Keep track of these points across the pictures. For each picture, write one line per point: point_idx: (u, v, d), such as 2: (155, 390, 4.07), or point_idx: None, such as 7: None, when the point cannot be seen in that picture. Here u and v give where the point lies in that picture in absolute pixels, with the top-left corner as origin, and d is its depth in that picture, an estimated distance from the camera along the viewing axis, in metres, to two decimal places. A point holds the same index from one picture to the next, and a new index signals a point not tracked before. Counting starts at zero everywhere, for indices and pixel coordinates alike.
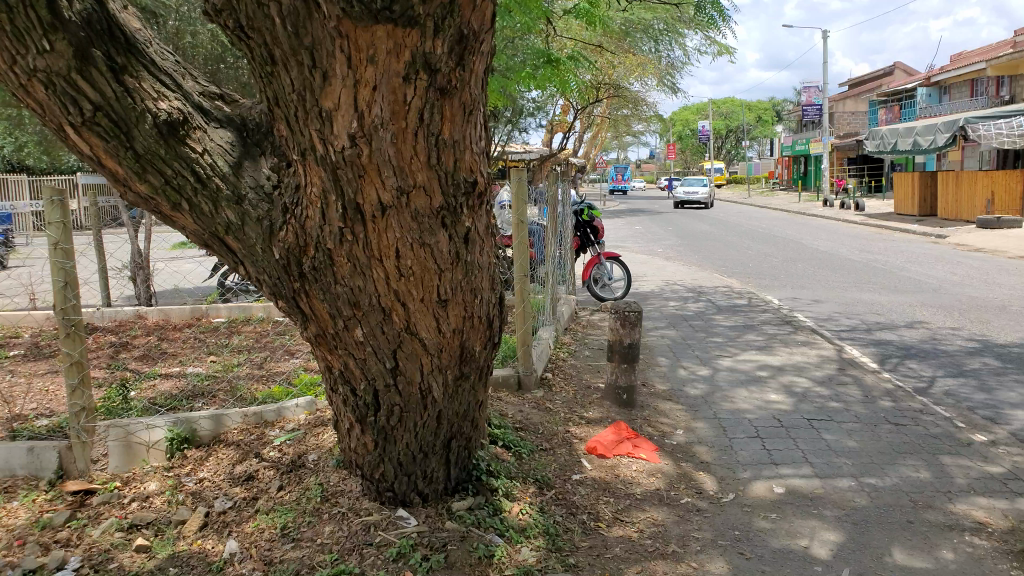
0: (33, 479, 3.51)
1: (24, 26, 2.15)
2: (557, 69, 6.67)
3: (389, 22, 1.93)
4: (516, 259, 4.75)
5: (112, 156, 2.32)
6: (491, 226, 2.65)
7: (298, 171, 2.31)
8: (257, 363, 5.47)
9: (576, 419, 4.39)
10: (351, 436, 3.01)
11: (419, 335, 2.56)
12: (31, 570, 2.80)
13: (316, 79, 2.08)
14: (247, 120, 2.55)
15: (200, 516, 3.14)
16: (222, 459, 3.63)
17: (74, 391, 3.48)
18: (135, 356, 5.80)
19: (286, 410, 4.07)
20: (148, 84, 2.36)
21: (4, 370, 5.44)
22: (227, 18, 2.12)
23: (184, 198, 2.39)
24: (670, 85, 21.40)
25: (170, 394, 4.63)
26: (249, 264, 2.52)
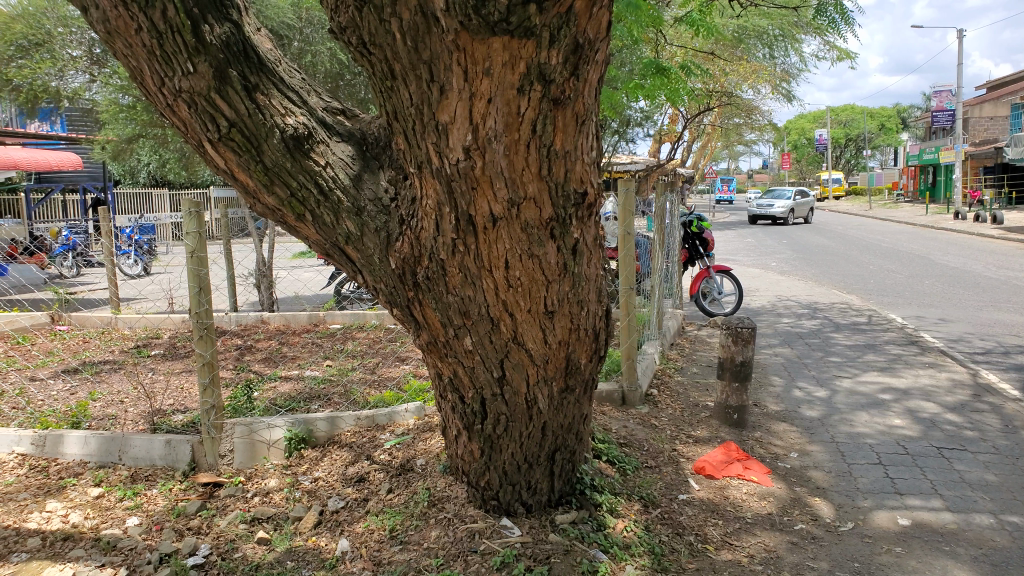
0: (169, 470, 3.79)
1: (173, 50, 2.34)
2: (667, 77, 6.57)
3: (506, 34, 1.93)
4: (622, 272, 4.71)
5: (245, 169, 2.48)
6: (600, 238, 2.63)
7: (415, 184, 2.38)
8: (370, 368, 5.67)
9: (683, 438, 4.30)
10: (458, 443, 3.06)
11: (525, 346, 2.58)
12: (168, 554, 3.01)
13: (433, 93, 2.14)
14: (367, 134, 2.64)
15: (315, 514, 3.26)
16: (336, 459, 3.77)
17: (206, 390, 3.70)
18: (258, 358, 6.13)
19: (396, 414, 4.17)
20: (277, 101, 2.49)
21: (146, 368, 5.88)
22: (352, 35, 2.21)
23: (308, 209, 2.51)
24: (785, 93, 20.75)
25: (290, 396, 4.86)
26: (367, 273, 2.62)
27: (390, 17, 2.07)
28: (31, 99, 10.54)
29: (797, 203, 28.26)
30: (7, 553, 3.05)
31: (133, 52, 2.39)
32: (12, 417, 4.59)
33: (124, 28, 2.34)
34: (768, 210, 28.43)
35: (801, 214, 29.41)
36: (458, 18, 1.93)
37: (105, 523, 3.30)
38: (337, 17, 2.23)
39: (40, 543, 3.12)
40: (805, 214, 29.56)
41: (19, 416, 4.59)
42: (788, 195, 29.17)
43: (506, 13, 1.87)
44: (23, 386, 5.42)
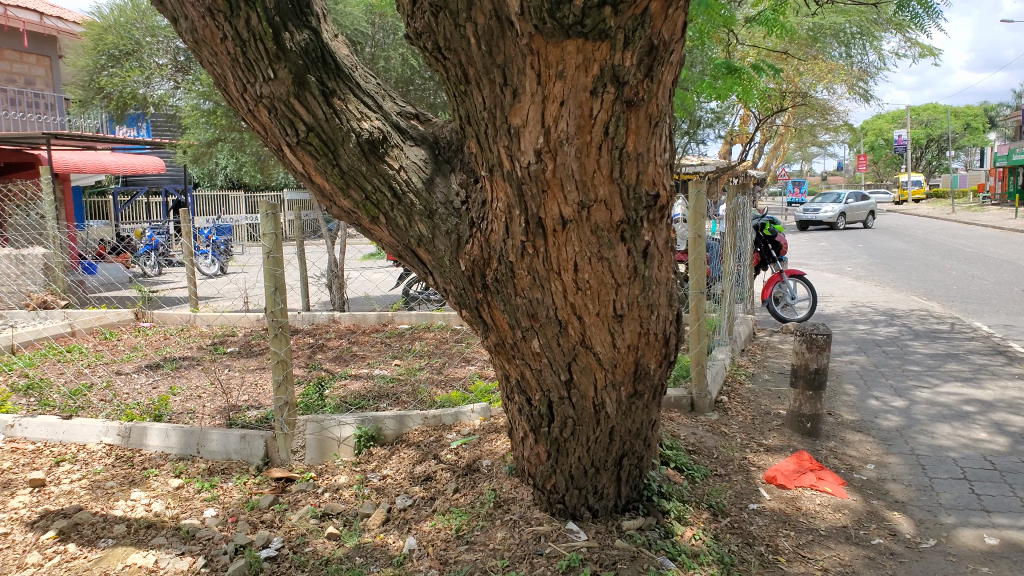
0: (244, 464, 3.91)
1: (255, 57, 2.43)
2: (739, 77, 6.43)
3: (580, 36, 1.92)
4: (692, 276, 4.65)
5: (321, 172, 2.54)
6: (671, 240, 2.59)
7: (486, 187, 2.40)
8: (436, 368, 5.73)
9: (754, 446, 4.20)
10: (525, 446, 3.07)
11: (594, 349, 2.57)
12: (242, 545, 3.11)
13: (506, 96, 2.15)
14: (439, 138, 2.66)
15: (383, 512, 3.31)
16: (404, 458, 3.82)
17: (279, 386, 3.80)
18: (330, 357, 6.27)
19: (462, 414, 4.20)
20: (353, 105, 2.54)
21: (223, 365, 6.08)
22: (427, 40, 2.25)
23: (382, 212, 2.56)
24: (862, 92, 20.11)
25: (360, 394, 4.96)
26: (438, 275, 2.65)
27: (466, 21, 2.10)
28: (121, 106, 11.07)
29: (847, 207, 27.08)
30: (95, 538, 3.21)
31: (218, 60, 2.49)
32: (99, 408, 4.82)
33: (211, 37, 2.45)
34: (815, 214, 27.41)
35: (855, 218, 28.20)
36: (532, 22, 1.93)
37: (184, 513, 3.43)
38: (413, 22, 2.26)
39: (125, 530, 3.27)
40: (861, 218, 28.32)
41: (106, 408, 4.81)
42: (838, 199, 28.07)
43: (581, 16, 1.86)
44: (109, 379, 5.67)
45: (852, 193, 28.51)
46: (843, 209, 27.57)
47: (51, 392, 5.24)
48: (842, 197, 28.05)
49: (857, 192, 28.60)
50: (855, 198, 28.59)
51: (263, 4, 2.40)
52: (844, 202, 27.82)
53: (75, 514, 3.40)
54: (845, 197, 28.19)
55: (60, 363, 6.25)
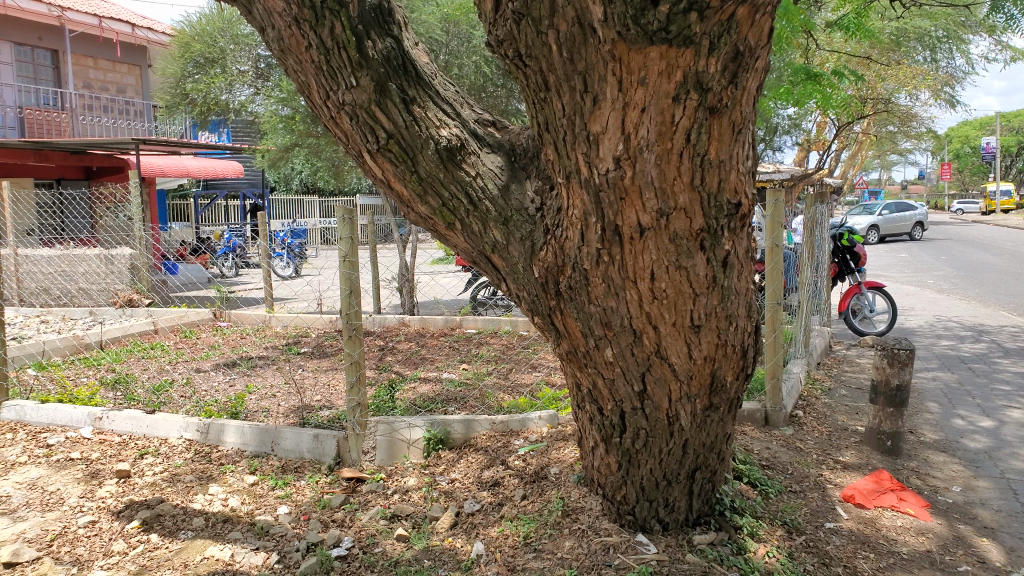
0: (316, 463, 4.00)
1: (338, 65, 2.48)
2: (819, 82, 6.25)
3: (664, 43, 1.90)
4: (769, 286, 4.55)
5: (400, 178, 2.58)
6: (752, 250, 2.54)
7: (562, 194, 2.39)
8: (503, 374, 5.75)
9: (830, 463, 4.07)
10: (596, 455, 3.04)
11: (668, 360, 2.53)
12: (314, 543, 3.17)
13: (586, 103, 2.14)
14: (516, 144, 2.67)
15: (451, 515, 3.34)
16: (472, 462, 3.84)
17: (352, 387, 3.87)
18: (400, 359, 6.34)
19: (529, 421, 4.19)
20: (432, 112, 2.57)
21: (297, 365, 6.25)
22: (508, 48, 2.26)
23: (458, 218, 2.58)
24: (948, 97, 19.31)
25: (429, 397, 5.02)
26: (511, 281, 2.65)
27: (548, 28, 2.10)
28: (204, 112, 11.52)
29: (878, 221, 25.93)
30: (176, 530, 3.33)
31: (302, 67, 2.56)
32: (180, 404, 5.00)
33: (296, 45, 2.52)
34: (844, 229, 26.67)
35: (896, 229, 27.07)
36: (615, 28, 1.92)
37: (258, 509, 3.53)
38: (494, 30, 2.27)
39: (203, 523, 3.38)
40: (905, 230, 27.06)
41: (186, 404, 4.99)
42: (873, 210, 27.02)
43: (666, 22, 1.84)
44: (189, 376, 5.89)
45: (891, 203, 27.30)
46: (877, 222, 26.55)
47: (135, 387, 5.46)
48: (877, 209, 26.95)
49: (897, 202, 27.38)
50: (896, 207, 27.37)
51: (348, 13, 2.46)
52: (878, 214, 26.78)
53: (158, 506, 3.53)
54: (881, 208, 27.13)
55: (144, 359, 6.52)
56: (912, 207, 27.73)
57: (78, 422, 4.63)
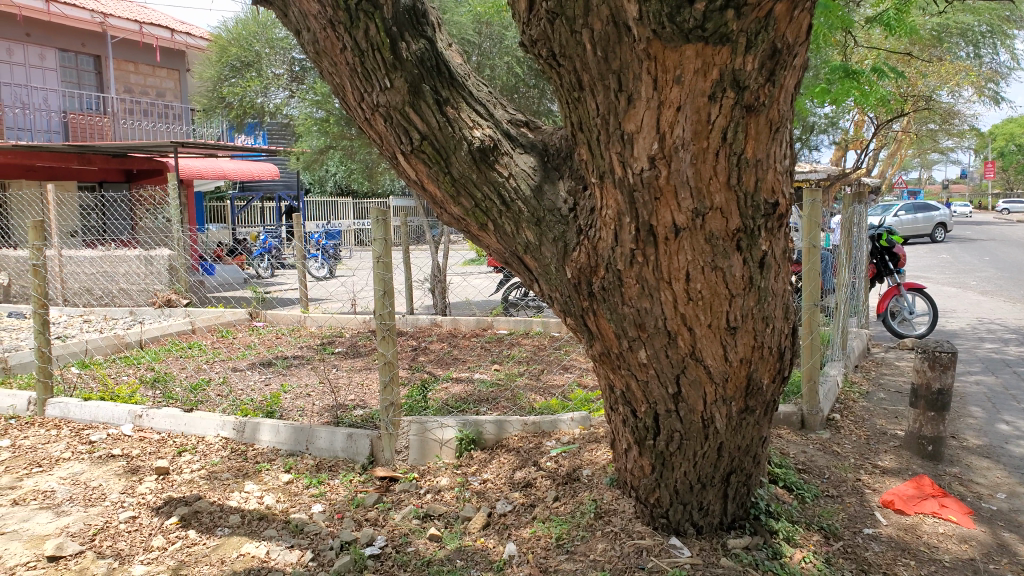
0: (349, 462, 4.03)
1: (372, 66, 2.50)
2: (857, 80, 6.14)
3: (701, 40, 1.87)
4: (806, 288, 4.48)
5: (433, 180, 2.59)
6: (789, 250, 2.50)
7: (595, 194, 2.37)
8: (535, 374, 5.74)
9: (868, 467, 4.00)
10: (628, 458, 3.02)
11: (703, 362, 2.51)
12: (347, 541, 3.20)
13: (621, 102, 2.13)
14: (549, 145, 2.66)
15: (483, 515, 3.34)
16: (503, 462, 3.84)
17: (385, 387, 3.89)
18: (433, 360, 6.37)
19: (561, 422, 4.17)
20: (465, 113, 2.57)
21: (331, 364, 6.30)
22: (541, 48, 2.26)
23: (490, 219, 2.58)
24: (992, 94, 18.85)
25: (461, 398, 5.03)
26: (544, 282, 2.65)
27: (582, 27, 2.09)
28: (241, 114, 11.68)
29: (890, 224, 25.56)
30: (212, 527, 3.38)
31: (337, 69, 2.58)
32: (217, 402, 5.08)
33: (331, 47, 2.54)
34: None
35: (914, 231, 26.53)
36: (651, 26, 1.90)
37: (293, 507, 3.56)
38: (528, 30, 2.27)
39: (239, 521, 3.43)
40: (925, 231, 26.45)
41: (223, 402, 5.06)
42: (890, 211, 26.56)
43: (703, 19, 1.82)
44: (226, 375, 5.97)
45: (909, 204, 26.74)
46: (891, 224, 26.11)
47: (174, 385, 5.55)
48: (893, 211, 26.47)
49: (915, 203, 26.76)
50: (915, 208, 26.76)
51: (382, 14, 2.48)
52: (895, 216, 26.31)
53: (195, 502, 3.59)
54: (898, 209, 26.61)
55: (181, 358, 6.64)
56: (933, 207, 27.04)
57: (118, 420, 4.72)
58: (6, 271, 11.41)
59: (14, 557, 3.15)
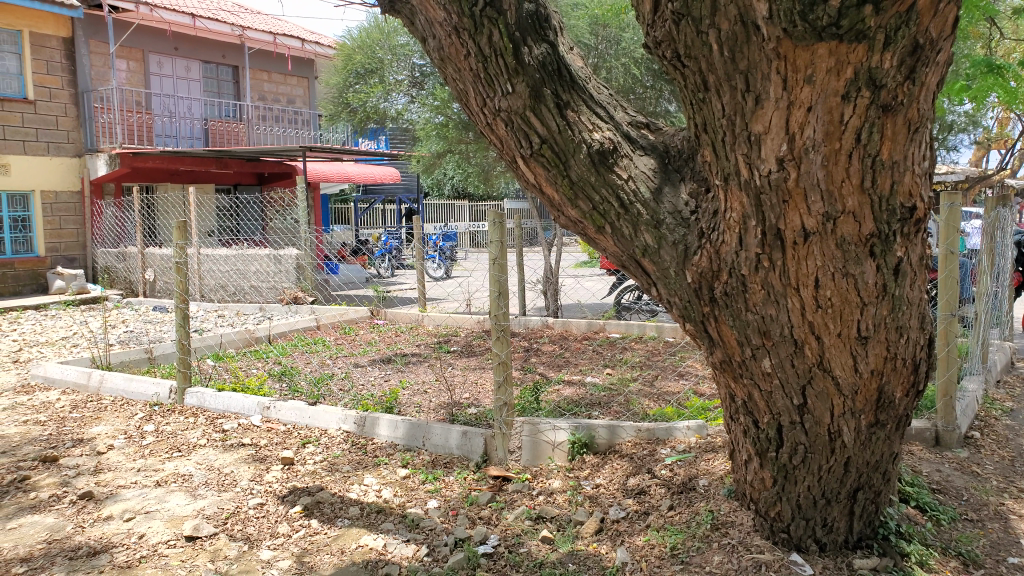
0: (464, 459, 4.12)
1: (495, 72, 2.54)
2: (1002, 74, 5.68)
3: (835, 38, 1.79)
4: (942, 297, 4.20)
5: (552, 183, 2.59)
6: (928, 257, 2.35)
7: (719, 196, 2.32)
8: (649, 380, 5.65)
9: (1014, 492, 3.69)
10: (748, 469, 2.91)
11: (832, 373, 2.40)
12: (461, 538, 3.26)
13: (748, 103, 2.06)
14: (670, 146, 2.61)
15: (596, 520, 3.31)
16: (616, 468, 3.77)
17: (499, 387, 3.94)
18: (544, 361, 6.40)
19: (676, 430, 4.04)
20: (585, 116, 2.57)
21: (447, 362, 6.45)
22: (666, 48, 2.22)
23: (608, 222, 2.55)
24: None
25: (573, 401, 5.03)
26: (662, 286, 2.59)
27: (708, 28, 2.04)
28: (364, 120, 12.14)
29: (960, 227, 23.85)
30: (334, 517, 3.52)
31: (460, 76, 2.64)
32: (339, 397, 5.30)
33: (456, 54, 2.60)
34: None
35: None
36: (781, 25, 1.84)
37: (410, 502, 3.67)
38: (653, 31, 2.24)
39: (359, 512, 3.56)
40: None
41: (344, 397, 5.26)
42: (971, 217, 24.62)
43: (838, 16, 1.74)
44: (348, 370, 6.22)
45: None
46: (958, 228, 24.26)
47: (299, 379, 5.84)
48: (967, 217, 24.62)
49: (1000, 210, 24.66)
50: None
51: (506, 20, 2.51)
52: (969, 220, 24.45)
53: (318, 493, 3.76)
54: None
55: (307, 353, 6.96)
56: None
57: (249, 411, 5.01)
58: (154, 267, 12.29)
59: (157, 535, 3.39)
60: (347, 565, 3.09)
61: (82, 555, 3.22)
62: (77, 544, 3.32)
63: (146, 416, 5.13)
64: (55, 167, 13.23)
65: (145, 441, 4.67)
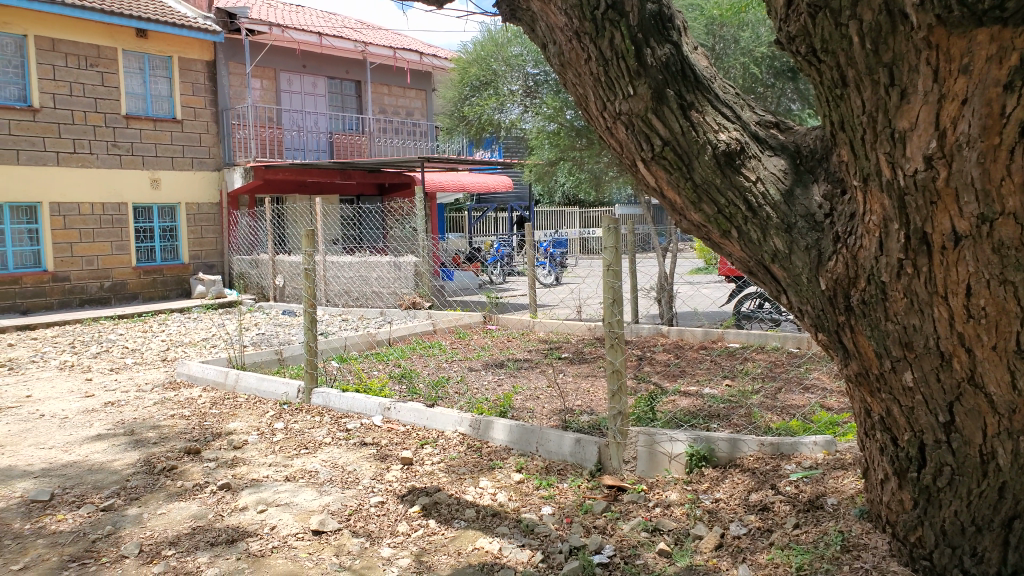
0: (578, 468, 4.08)
1: (617, 75, 2.51)
2: None
3: (997, 24, 1.67)
4: None
5: (674, 187, 2.54)
6: None
7: (858, 198, 2.19)
8: (772, 393, 5.42)
9: None
10: (886, 490, 2.73)
11: (985, 390, 2.22)
12: (577, 547, 3.24)
13: (893, 97, 1.94)
14: (802, 146, 2.50)
15: (716, 536, 3.20)
16: (737, 482, 3.63)
17: (614, 396, 3.89)
18: (659, 370, 6.29)
19: (802, 446, 3.86)
20: (711, 117, 2.50)
21: (560, 369, 6.45)
22: (800, 44, 2.13)
23: (734, 226, 2.48)
24: None
25: (691, 412, 4.91)
26: (793, 294, 2.49)
27: (849, 19, 1.94)
28: (479, 131, 12.32)
29: None
30: (451, 518, 3.57)
31: (580, 80, 2.64)
32: (456, 399, 5.40)
33: (577, 58, 2.61)
34: None
35: None
36: (933, 12, 1.73)
37: (524, 507, 3.67)
38: (786, 26, 2.15)
39: (475, 515, 3.60)
40: None
41: (460, 400, 5.35)
42: None
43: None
44: (464, 374, 6.34)
45: None
46: None
47: (418, 381, 6.00)
48: None
49: None
50: None
51: (628, 22, 2.49)
52: None
53: (436, 493, 3.82)
54: None
55: (425, 356, 7.14)
56: None
57: (371, 411, 5.17)
58: (283, 274, 12.92)
59: (287, 527, 3.55)
60: (464, 567, 3.13)
61: (220, 542, 3.41)
62: (217, 531, 3.52)
63: (276, 414, 5.40)
64: (198, 179, 14.17)
65: (276, 438, 4.91)
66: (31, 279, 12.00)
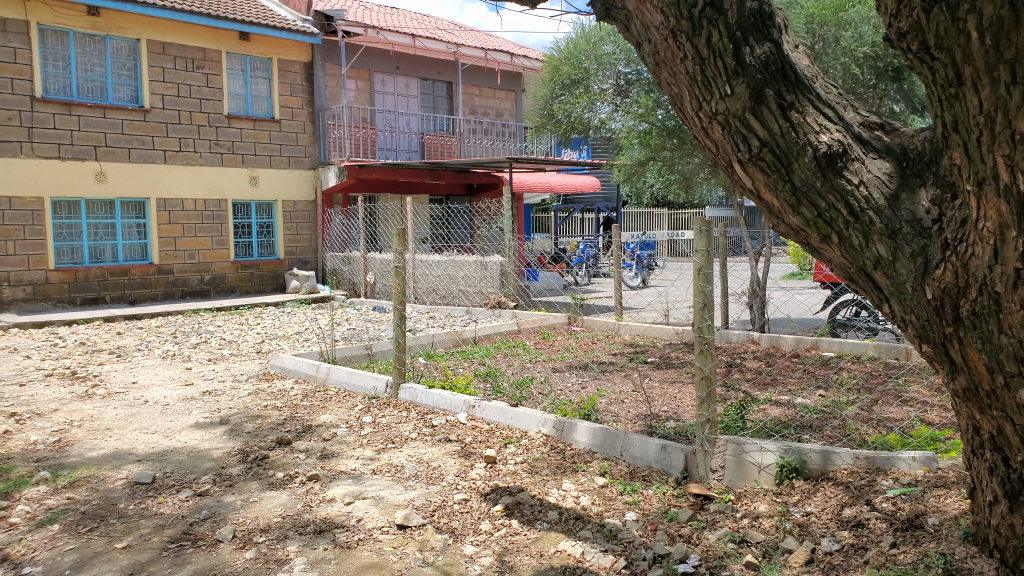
0: (663, 474, 4.02)
1: (713, 74, 2.46)
2: None
3: None
4: None
5: (771, 189, 2.47)
6: None
7: (970, 203, 2.07)
8: (868, 405, 5.19)
9: None
10: (996, 513, 2.57)
11: None
12: (660, 554, 3.18)
13: (1014, 97, 1.84)
14: (910, 148, 2.38)
15: (807, 550, 3.09)
16: (830, 496, 3.49)
17: (702, 402, 3.81)
18: (748, 378, 6.12)
19: (899, 461, 3.68)
20: (812, 118, 2.42)
21: (646, 373, 6.36)
22: (911, 41, 2.03)
23: (835, 230, 2.39)
24: None
25: (782, 422, 4.75)
26: (896, 302, 2.38)
27: (967, 14, 1.85)
28: (568, 131, 12.29)
29: None
30: (533, 519, 3.58)
31: (675, 79, 2.60)
32: (539, 400, 5.40)
33: (672, 57, 2.57)
34: None
35: None
36: None
37: (607, 511, 3.64)
38: (896, 22, 2.05)
39: (557, 517, 3.59)
40: None
41: (544, 401, 5.35)
42: None
43: None
44: (547, 375, 6.33)
45: None
46: None
47: (502, 381, 6.03)
48: None
49: None
50: None
51: (726, 20, 2.43)
52: None
53: (518, 493, 3.84)
54: None
55: (509, 355, 7.17)
56: None
57: (456, 409, 5.22)
58: (374, 271, 13.24)
59: (372, 520, 3.63)
60: (545, 569, 3.13)
61: (309, 531, 3.52)
62: (306, 520, 3.64)
63: (365, 408, 5.53)
64: (294, 178, 14.67)
65: (364, 431, 5.03)
66: (139, 271, 12.74)
